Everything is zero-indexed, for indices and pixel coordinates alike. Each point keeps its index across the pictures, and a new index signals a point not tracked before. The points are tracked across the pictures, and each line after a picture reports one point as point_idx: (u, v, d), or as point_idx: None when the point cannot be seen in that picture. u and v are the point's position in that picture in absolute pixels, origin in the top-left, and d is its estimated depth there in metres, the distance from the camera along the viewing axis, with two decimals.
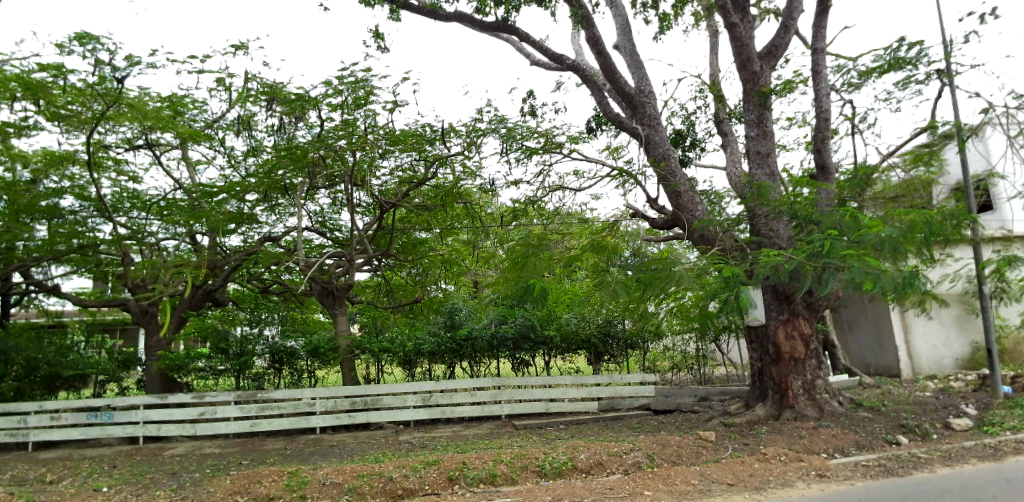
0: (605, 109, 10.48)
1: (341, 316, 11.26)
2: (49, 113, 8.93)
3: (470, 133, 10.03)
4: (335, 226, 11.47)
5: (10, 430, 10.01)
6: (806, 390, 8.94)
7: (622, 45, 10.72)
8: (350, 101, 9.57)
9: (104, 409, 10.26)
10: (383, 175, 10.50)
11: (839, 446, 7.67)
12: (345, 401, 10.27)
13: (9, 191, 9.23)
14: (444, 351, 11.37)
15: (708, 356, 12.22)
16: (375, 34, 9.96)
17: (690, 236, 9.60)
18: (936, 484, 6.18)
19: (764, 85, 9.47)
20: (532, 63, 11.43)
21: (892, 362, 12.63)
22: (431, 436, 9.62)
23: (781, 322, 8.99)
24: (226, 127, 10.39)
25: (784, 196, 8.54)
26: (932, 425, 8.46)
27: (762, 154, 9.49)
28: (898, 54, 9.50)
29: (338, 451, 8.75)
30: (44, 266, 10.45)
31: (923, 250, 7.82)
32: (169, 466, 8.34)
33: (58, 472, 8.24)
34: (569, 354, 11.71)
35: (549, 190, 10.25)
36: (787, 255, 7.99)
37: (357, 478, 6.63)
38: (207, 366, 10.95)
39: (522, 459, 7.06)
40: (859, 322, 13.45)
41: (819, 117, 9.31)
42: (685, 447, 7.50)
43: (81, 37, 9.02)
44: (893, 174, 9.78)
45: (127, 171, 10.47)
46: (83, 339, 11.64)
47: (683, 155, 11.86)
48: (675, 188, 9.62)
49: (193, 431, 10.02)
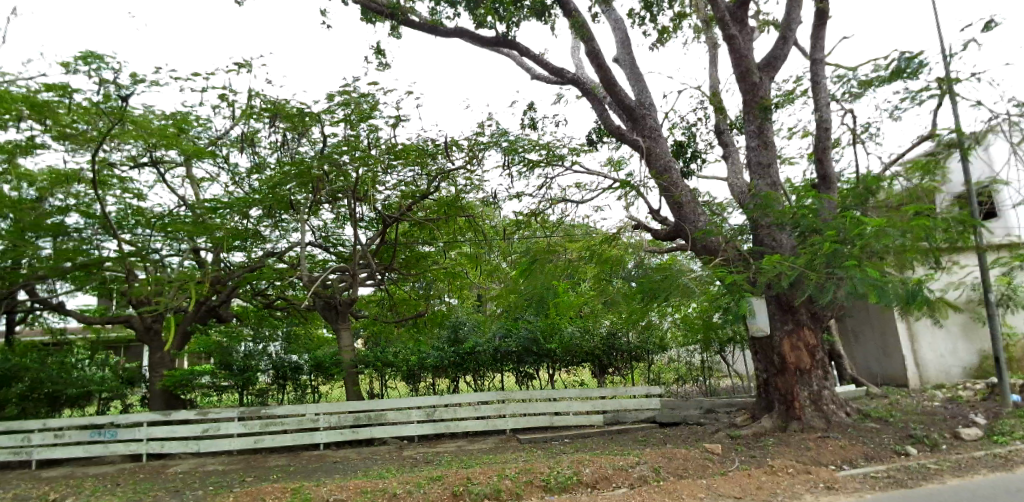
0: (605, 122, 10.50)
1: (344, 331, 11.22)
2: (55, 132, 9.01)
3: (472, 146, 10.08)
4: (338, 241, 11.49)
5: (14, 448, 10.03)
6: (813, 401, 8.86)
7: (621, 58, 10.80)
8: (353, 117, 9.62)
9: (108, 427, 10.22)
10: (385, 190, 10.52)
11: (848, 458, 7.58)
12: (349, 416, 10.21)
13: (15, 209, 9.30)
14: (448, 365, 11.35)
15: (714, 368, 12.11)
16: (376, 51, 10.05)
17: (693, 247, 9.58)
18: (946, 495, 6.10)
19: (764, 96, 9.50)
20: (532, 77, 11.52)
21: (900, 372, 12.52)
22: (435, 451, 9.56)
23: (787, 332, 8.94)
24: (230, 144, 10.46)
25: (787, 207, 8.54)
26: (941, 436, 8.36)
27: (764, 164, 9.49)
28: (899, 65, 9.48)
29: (342, 467, 8.72)
30: (48, 284, 10.48)
31: (928, 259, 7.77)
32: (172, 483, 8.29)
33: (61, 491, 8.20)
34: (573, 367, 11.64)
35: (551, 202, 10.24)
36: (790, 266, 7.99)
37: (360, 494, 6.58)
38: (211, 382, 10.87)
39: (526, 474, 7.01)
40: (865, 331, 13.37)
41: (820, 127, 9.33)
42: (691, 460, 7.43)
43: (86, 56, 9.11)
44: (897, 183, 9.73)
45: (132, 189, 10.53)
46: (86, 357, 11.60)
47: (684, 167, 11.87)
48: (677, 200, 9.63)
49: (196, 448, 9.99)
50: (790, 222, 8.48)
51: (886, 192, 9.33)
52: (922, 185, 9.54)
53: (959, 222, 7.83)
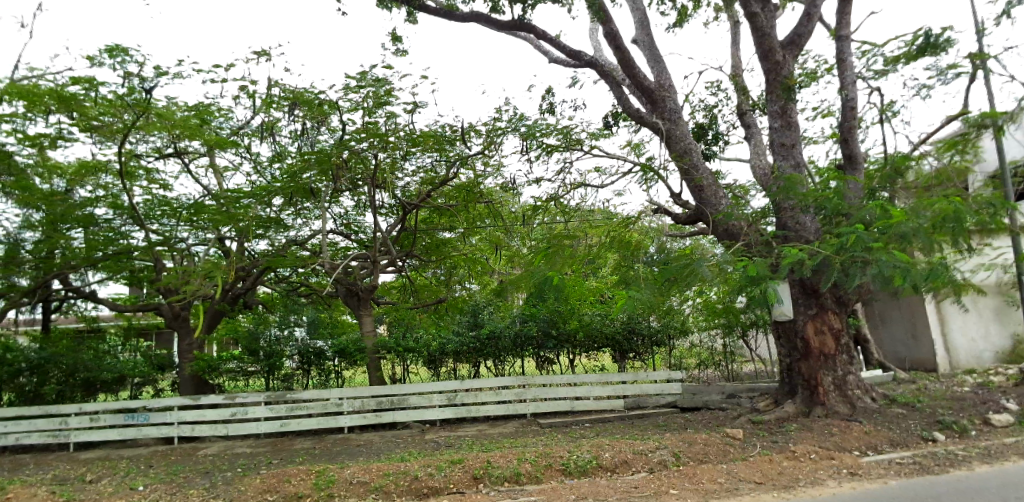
0: (623, 105, 10.36)
1: (366, 317, 11.28)
2: (83, 125, 9.24)
3: (489, 132, 10.05)
4: (360, 228, 11.61)
5: (51, 432, 10.30)
6: (837, 386, 8.74)
7: (639, 39, 10.63)
8: (372, 105, 9.67)
9: (141, 411, 10.51)
10: (405, 176, 10.59)
11: (872, 443, 7.48)
12: (372, 400, 10.34)
13: (47, 201, 9.60)
14: (468, 350, 11.39)
15: (736, 353, 12.06)
16: (393, 37, 9.99)
17: (714, 231, 9.47)
18: (973, 483, 5.99)
19: (788, 75, 9.27)
20: (550, 60, 11.41)
21: (929, 356, 12.27)
22: (456, 435, 9.65)
23: (810, 316, 8.81)
24: (252, 134, 10.61)
25: (812, 189, 8.35)
26: (970, 421, 8.18)
27: (787, 145, 9.31)
28: (927, 40, 9.20)
29: (365, 450, 8.85)
30: (81, 273, 10.76)
31: (959, 241, 7.55)
32: (202, 465, 8.49)
33: (97, 472, 8.46)
34: (593, 352, 11.65)
35: (570, 187, 10.18)
36: (812, 249, 7.87)
37: (383, 477, 6.69)
38: (239, 367, 11.18)
39: (546, 458, 7.03)
40: (892, 316, 13.10)
41: (846, 106, 9.11)
42: (712, 445, 7.39)
43: (111, 50, 9.26)
44: (926, 163, 9.47)
45: (158, 179, 10.73)
46: (119, 344, 12.02)
47: (706, 149, 11.70)
48: (698, 183, 9.50)
49: (225, 431, 10.20)
50: (815, 205, 8.31)
51: (914, 173, 9.09)
52: (953, 165, 9.26)
53: (991, 204, 7.60)
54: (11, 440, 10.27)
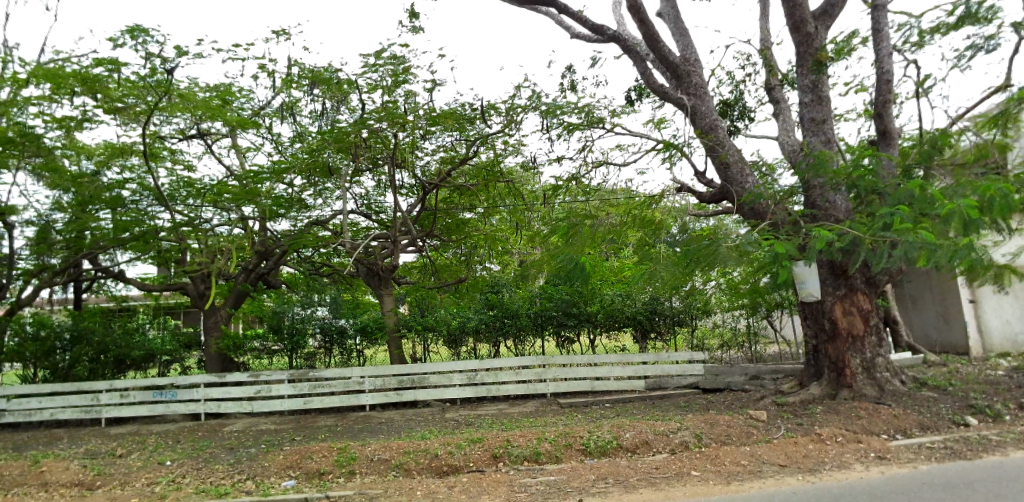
0: (647, 80, 10.12)
1: (386, 296, 11.33)
2: (107, 106, 9.32)
3: (509, 110, 9.91)
4: (380, 208, 11.65)
5: (84, 408, 10.53)
6: (865, 368, 8.56)
7: (664, 12, 10.35)
8: (391, 83, 9.60)
9: (168, 388, 10.70)
10: (425, 155, 10.52)
11: (902, 427, 7.31)
12: (393, 379, 10.40)
13: (75, 182, 9.75)
14: (488, 328, 11.45)
15: (760, 333, 11.90)
16: (411, 14, 9.86)
17: (740, 210, 9.26)
18: (1008, 468, 5.80)
19: (819, 48, 8.97)
20: (572, 35, 11.19)
21: (961, 339, 11.94)
22: (476, 414, 9.68)
23: (839, 297, 8.59)
24: (273, 114, 10.63)
25: (842, 167, 8.10)
26: (1005, 406, 7.95)
27: (818, 121, 9.02)
28: (968, 9, 8.79)
29: (385, 428, 8.91)
30: (110, 253, 10.86)
31: (999, 221, 7.26)
32: (227, 441, 8.61)
33: (127, 447, 8.63)
34: (615, 332, 11.51)
35: (592, 166, 10.04)
36: (843, 229, 7.65)
37: (403, 455, 6.72)
38: (263, 346, 11.33)
39: (566, 438, 7.00)
40: (924, 298, 12.74)
41: (881, 79, 8.79)
42: (735, 427, 7.28)
43: (132, 30, 9.30)
44: (964, 138, 9.10)
45: (182, 160, 10.80)
46: (147, 321, 12.23)
47: (731, 126, 11.42)
48: (724, 160, 9.27)
49: (250, 408, 10.39)
50: (845, 183, 8.07)
51: (951, 149, 8.74)
52: (993, 141, 8.88)
53: None
54: (46, 415, 10.54)
